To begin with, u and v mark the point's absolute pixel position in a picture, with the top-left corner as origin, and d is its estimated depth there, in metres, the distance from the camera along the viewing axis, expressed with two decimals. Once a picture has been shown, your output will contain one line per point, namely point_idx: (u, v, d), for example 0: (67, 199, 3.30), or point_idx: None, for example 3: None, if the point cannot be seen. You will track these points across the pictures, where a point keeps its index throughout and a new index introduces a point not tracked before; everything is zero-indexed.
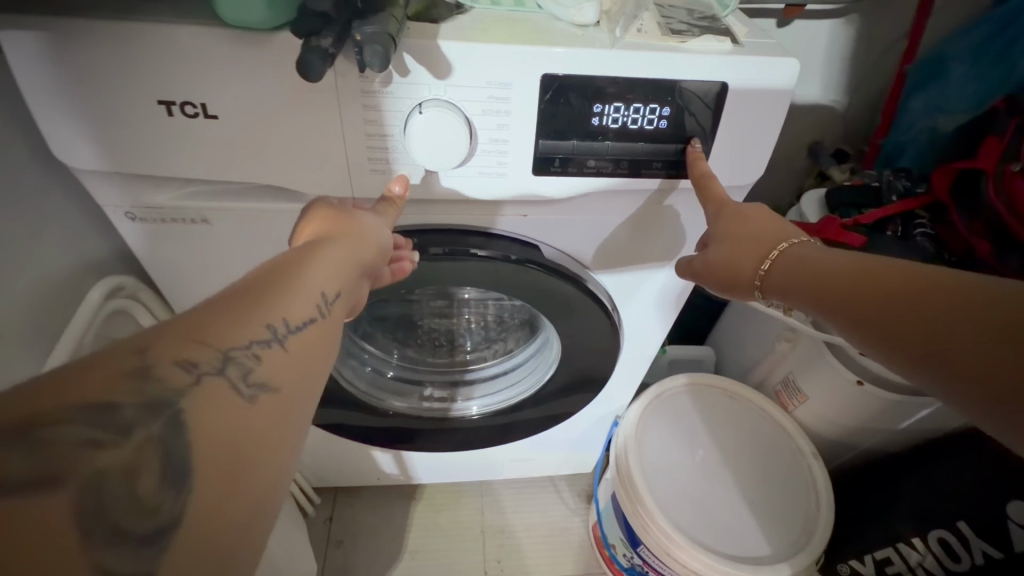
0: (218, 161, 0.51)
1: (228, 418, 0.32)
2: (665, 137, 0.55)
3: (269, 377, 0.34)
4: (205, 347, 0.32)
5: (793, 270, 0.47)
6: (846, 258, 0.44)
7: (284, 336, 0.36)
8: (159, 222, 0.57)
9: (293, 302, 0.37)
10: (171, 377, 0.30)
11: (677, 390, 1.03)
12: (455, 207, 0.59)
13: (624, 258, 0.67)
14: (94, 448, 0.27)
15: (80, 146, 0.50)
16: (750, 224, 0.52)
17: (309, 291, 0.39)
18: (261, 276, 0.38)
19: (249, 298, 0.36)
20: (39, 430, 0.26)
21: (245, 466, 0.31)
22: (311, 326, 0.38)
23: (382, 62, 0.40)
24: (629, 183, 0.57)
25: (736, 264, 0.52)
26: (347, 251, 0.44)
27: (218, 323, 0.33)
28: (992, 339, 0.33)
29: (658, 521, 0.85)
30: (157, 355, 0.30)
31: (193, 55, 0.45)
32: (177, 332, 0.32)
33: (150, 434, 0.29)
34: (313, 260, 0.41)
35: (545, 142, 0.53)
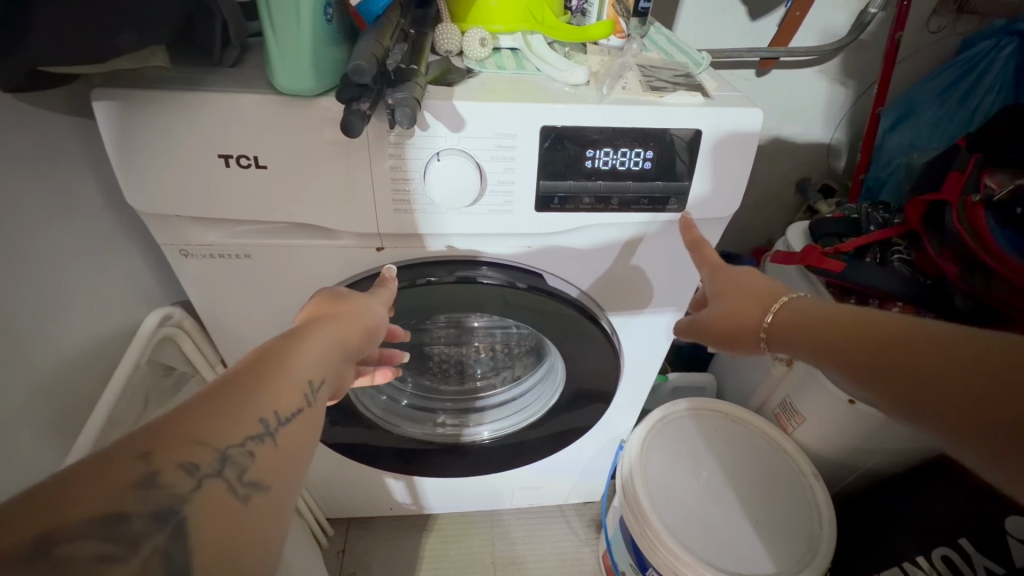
0: (263, 206, 0.59)
1: (225, 519, 0.36)
2: (650, 176, 0.62)
3: (260, 474, 0.39)
4: (204, 447, 0.37)
5: (792, 321, 0.49)
6: (837, 310, 0.46)
7: (274, 428, 0.41)
8: (206, 258, 0.65)
9: (283, 395, 0.43)
10: (175, 482, 0.34)
11: (678, 414, 1.07)
12: (468, 242, 0.67)
13: (623, 285, 0.73)
14: (105, 564, 0.30)
15: (142, 196, 0.58)
16: (745, 282, 0.55)
17: (296, 382, 0.44)
18: (252, 367, 0.43)
19: (242, 391, 0.41)
20: (56, 550, 0.29)
21: (242, 561, 0.35)
22: (298, 415, 0.43)
23: (410, 120, 0.48)
24: (620, 216, 0.65)
25: (738, 316, 0.54)
26: (333, 339, 0.50)
27: (215, 418, 0.38)
28: (988, 391, 0.34)
29: (665, 540, 0.88)
30: (159, 463, 0.34)
31: (248, 120, 0.54)
32: (174, 433, 0.36)
33: (156, 546, 0.32)
34: (301, 350, 0.46)
35: (545, 183, 0.61)
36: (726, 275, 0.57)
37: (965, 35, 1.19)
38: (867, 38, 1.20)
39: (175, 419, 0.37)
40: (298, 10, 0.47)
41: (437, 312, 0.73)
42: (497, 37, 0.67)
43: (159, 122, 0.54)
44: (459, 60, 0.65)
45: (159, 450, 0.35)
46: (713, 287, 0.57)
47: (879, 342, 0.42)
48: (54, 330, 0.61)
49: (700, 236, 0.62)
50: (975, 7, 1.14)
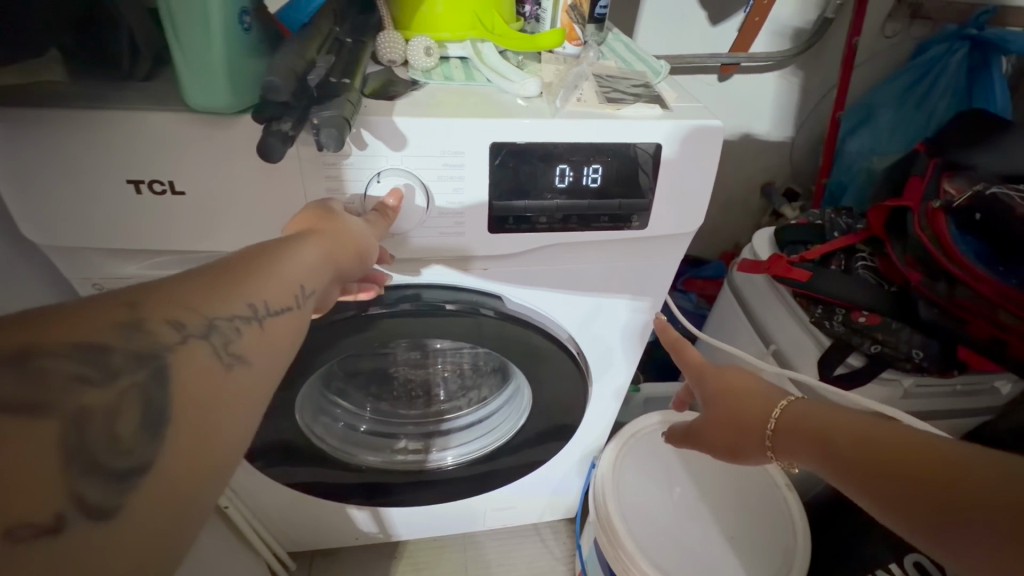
0: (185, 233, 0.53)
1: (207, 380, 0.34)
2: (610, 193, 0.59)
3: (246, 350, 0.36)
4: (193, 313, 0.34)
5: (797, 429, 0.51)
6: (850, 421, 0.49)
7: (262, 316, 0.38)
8: (124, 291, 0.58)
9: (274, 287, 0.39)
10: (159, 332, 0.32)
11: (652, 428, 1.04)
12: (419, 266, 0.62)
13: (586, 304, 0.70)
14: (83, 385, 0.29)
15: (41, 224, 0.51)
16: (735, 384, 0.59)
17: (287, 278, 0.41)
18: (238, 260, 0.40)
19: (231, 275, 0.38)
20: (39, 362, 0.28)
21: (211, 427, 0.33)
22: (285, 313, 0.40)
23: (338, 143, 0.43)
24: (581, 234, 0.61)
25: (739, 420, 0.57)
26: (327, 251, 0.45)
27: (203, 291, 0.36)
28: (995, 515, 0.36)
29: (639, 563, 0.84)
30: (147, 312, 0.32)
31: (160, 138, 0.48)
32: (164, 297, 0.34)
33: (135, 382, 0.30)
34: (290, 248, 0.42)
35: (498, 203, 0.57)
36: (721, 379, 0.60)
37: (919, 39, 1.21)
38: (825, 43, 1.20)
39: (167, 285, 0.35)
40: (206, 23, 0.42)
41: (389, 341, 0.68)
42: (444, 45, 0.63)
43: (55, 142, 0.47)
44: (404, 70, 0.60)
45: (150, 302, 0.33)
46: (709, 390, 0.61)
47: (895, 460, 0.43)
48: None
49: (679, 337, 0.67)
50: (928, 12, 1.15)
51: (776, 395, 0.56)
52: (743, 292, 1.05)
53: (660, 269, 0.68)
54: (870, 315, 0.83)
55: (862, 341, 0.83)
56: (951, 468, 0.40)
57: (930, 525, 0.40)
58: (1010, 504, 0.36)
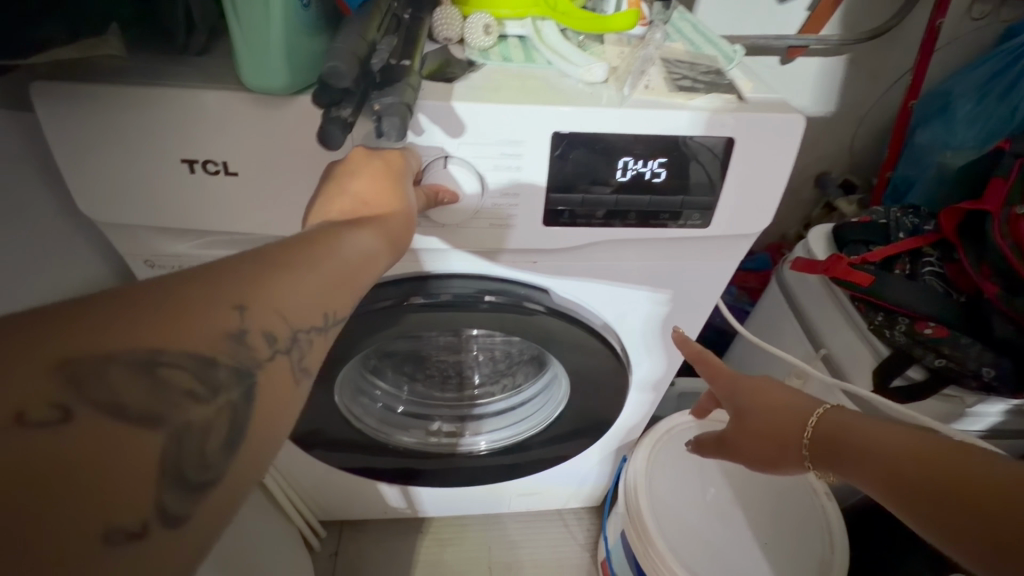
0: (237, 213, 0.52)
1: (280, 394, 0.34)
2: (672, 188, 0.56)
3: (313, 363, 0.37)
4: (282, 321, 0.34)
5: (836, 441, 0.48)
6: (890, 428, 0.46)
7: (333, 324, 0.38)
8: (173, 269, 0.58)
9: (352, 293, 0.39)
10: (255, 346, 0.32)
11: (687, 425, 1.02)
12: (464, 255, 0.60)
13: (634, 302, 0.67)
14: (191, 399, 0.29)
15: (101, 199, 0.51)
16: (765, 394, 0.55)
17: (361, 278, 0.39)
18: (320, 244, 0.38)
19: (317, 271, 0.36)
20: (156, 373, 0.28)
21: (274, 445, 0.34)
22: (345, 322, 0.40)
23: (399, 132, 0.41)
24: (639, 231, 0.58)
25: (774, 432, 0.53)
26: (393, 241, 0.43)
27: (293, 292, 0.35)
28: None
29: (669, 563, 0.84)
30: (249, 322, 0.32)
31: (218, 117, 0.47)
32: (258, 297, 0.33)
33: (230, 400, 0.31)
34: (361, 235, 0.40)
35: (554, 195, 0.54)
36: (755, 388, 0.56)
37: (1009, 23, 1.10)
38: (904, 25, 1.10)
39: (263, 279, 0.34)
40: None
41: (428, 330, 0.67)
42: (502, 23, 0.59)
43: (115, 118, 0.47)
44: (460, 49, 0.58)
45: (251, 304, 0.32)
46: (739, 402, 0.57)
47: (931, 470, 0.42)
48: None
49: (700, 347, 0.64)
50: None
51: (811, 405, 0.53)
52: (793, 292, 1.01)
53: (716, 270, 0.65)
54: (936, 327, 0.77)
55: (925, 354, 0.78)
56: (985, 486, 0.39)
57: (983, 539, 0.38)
58: None
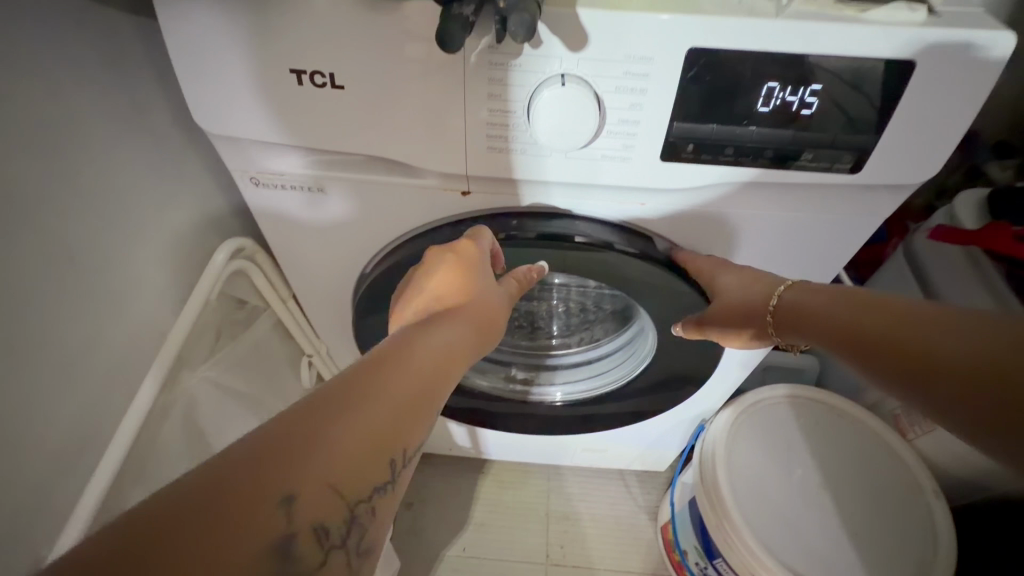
0: (340, 131, 0.51)
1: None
2: (820, 124, 0.48)
3: (374, 536, 0.35)
4: (338, 497, 0.32)
5: (800, 310, 0.49)
6: (849, 295, 0.46)
7: (398, 470, 0.37)
8: (277, 189, 0.58)
9: (414, 430, 0.38)
10: (305, 546, 0.31)
11: (775, 400, 0.95)
12: (567, 190, 0.55)
13: (745, 259, 0.61)
14: None
15: (214, 112, 0.51)
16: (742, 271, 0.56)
17: (432, 392, 0.40)
18: (388, 368, 0.39)
19: (385, 412, 0.36)
20: None
21: None
22: (408, 463, 0.38)
23: (526, 32, 0.37)
24: (772, 173, 0.51)
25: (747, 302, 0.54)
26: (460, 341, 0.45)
27: (359, 449, 0.34)
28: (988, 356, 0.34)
29: (745, 537, 0.80)
30: (301, 515, 0.30)
31: (329, 22, 0.44)
32: (321, 468, 0.32)
33: None
34: (419, 344, 0.42)
35: (680, 125, 0.48)
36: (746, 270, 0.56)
37: None
38: None
39: (325, 437, 0.33)
40: None
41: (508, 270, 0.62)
42: None
43: (230, 24, 0.45)
44: None
45: (309, 485, 0.31)
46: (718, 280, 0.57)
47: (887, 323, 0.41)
48: (137, 258, 0.57)
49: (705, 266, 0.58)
50: None
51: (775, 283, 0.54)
52: (924, 265, 0.88)
53: (847, 226, 0.57)
54: None
55: None
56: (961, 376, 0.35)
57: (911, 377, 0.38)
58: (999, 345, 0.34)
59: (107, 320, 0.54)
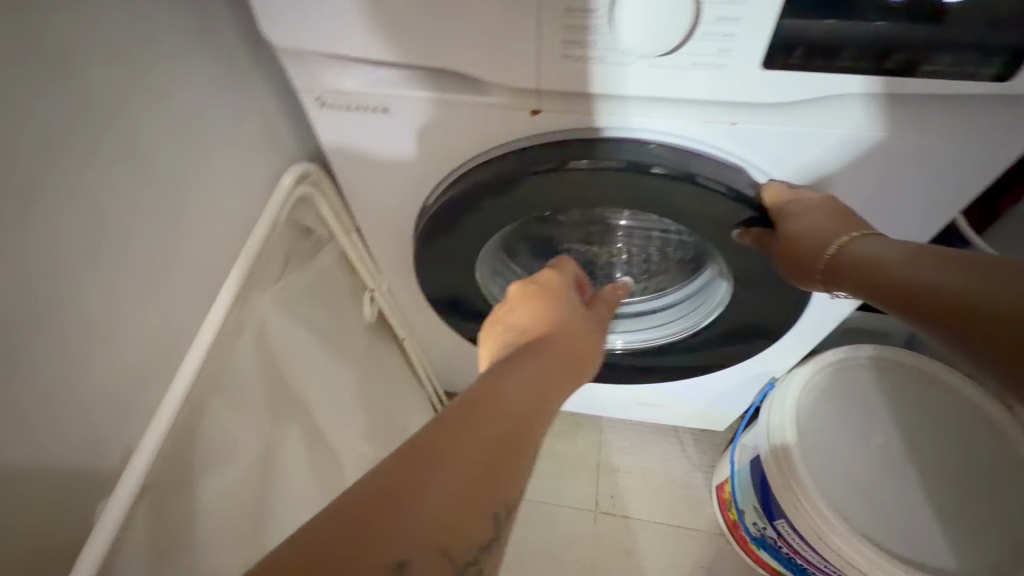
0: (405, 42, 0.48)
1: None
2: (965, 16, 0.40)
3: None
4: (443, 559, 0.32)
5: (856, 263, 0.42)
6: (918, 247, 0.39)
7: (502, 527, 0.36)
8: (342, 109, 0.57)
9: (514, 481, 0.37)
10: None
11: (857, 363, 0.87)
12: (649, 107, 0.50)
13: (848, 189, 0.54)
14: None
15: (275, 25, 0.49)
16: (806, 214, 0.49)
17: (529, 434, 0.40)
18: (482, 411, 0.38)
19: (483, 461, 0.35)
20: None
21: None
22: (513, 515, 0.38)
23: None
24: (894, 82, 0.44)
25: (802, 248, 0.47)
26: (553, 377, 0.45)
27: (454, 508, 0.33)
28: None
29: (814, 501, 0.75)
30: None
31: None
32: (422, 525, 0.31)
33: None
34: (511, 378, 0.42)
35: (790, 22, 0.41)
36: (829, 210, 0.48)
37: None
38: None
39: (419, 498, 0.32)
40: None
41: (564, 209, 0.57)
42: None
43: None
44: None
45: (413, 552, 0.30)
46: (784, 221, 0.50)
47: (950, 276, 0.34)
48: (211, 182, 0.58)
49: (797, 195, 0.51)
50: None
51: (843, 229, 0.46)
52: None
53: (977, 150, 0.49)
54: None
55: None
56: (971, 292, 0.32)
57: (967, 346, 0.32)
58: None
59: (188, 240, 0.56)
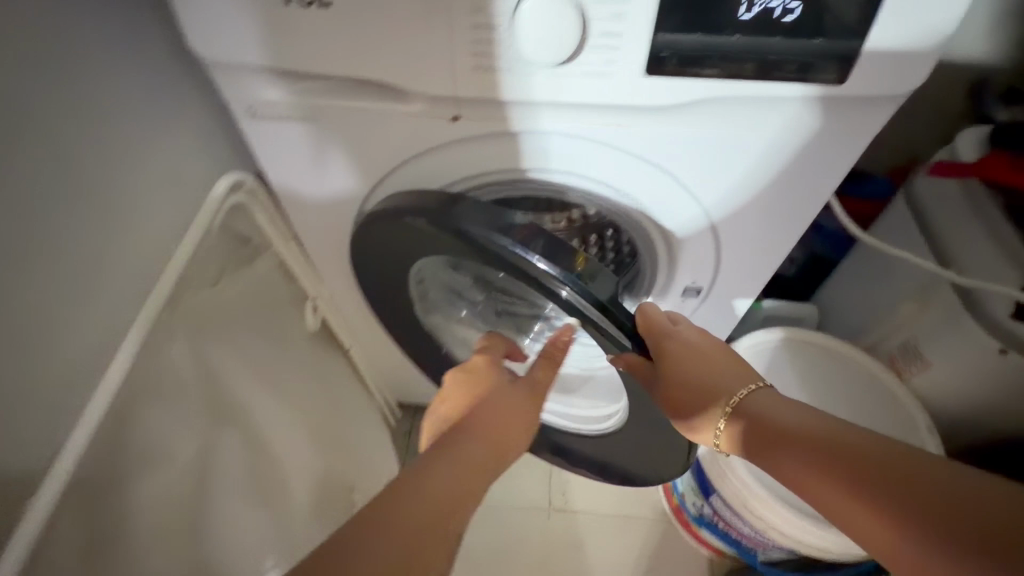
0: (328, 54, 0.52)
1: None
2: (804, 30, 0.48)
3: None
4: None
5: (766, 414, 0.50)
6: (810, 421, 0.48)
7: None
8: (273, 119, 0.59)
9: (438, 550, 0.42)
10: None
11: (771, 345, 0.96)
12: (557, 111, 0.56)
13: (737, 183, 0.61)
14: None
15: (204, 39, 0.52)
16: (704, 342, 0.56)
17: (458, 508, 0.45)
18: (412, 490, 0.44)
19: (407, 538, 0.40)
20: None
21: None
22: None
23: None
24: (755, 85, 0.51)
25: (714, 377, 0.54)
26: (487, 448, 0.50)
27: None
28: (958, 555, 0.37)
29: (739, 471, 0.82)
30: None
31: None
32: None
33: None
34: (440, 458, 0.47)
35: (663, 36, 0.48)
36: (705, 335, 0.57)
37: None
38: None
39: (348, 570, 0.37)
40: None
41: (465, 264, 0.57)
42: None
43: None
44: None
45: None
46: (685, 339, 0.55)
47: (854, 461, 0.44)
48: (141, 190, 0.59)
49: (670, 324, 0.57)
50: None
51: (738, 377, 0.54)
52: (921, 201, 0.87)
53: (831, 144, 0.57)
54: None
55: None
56: (892, 461, 0.42)
57: (896, 497, 0.40)
58: (956, 504, 0.38)
59: (121, 246, 0.57)
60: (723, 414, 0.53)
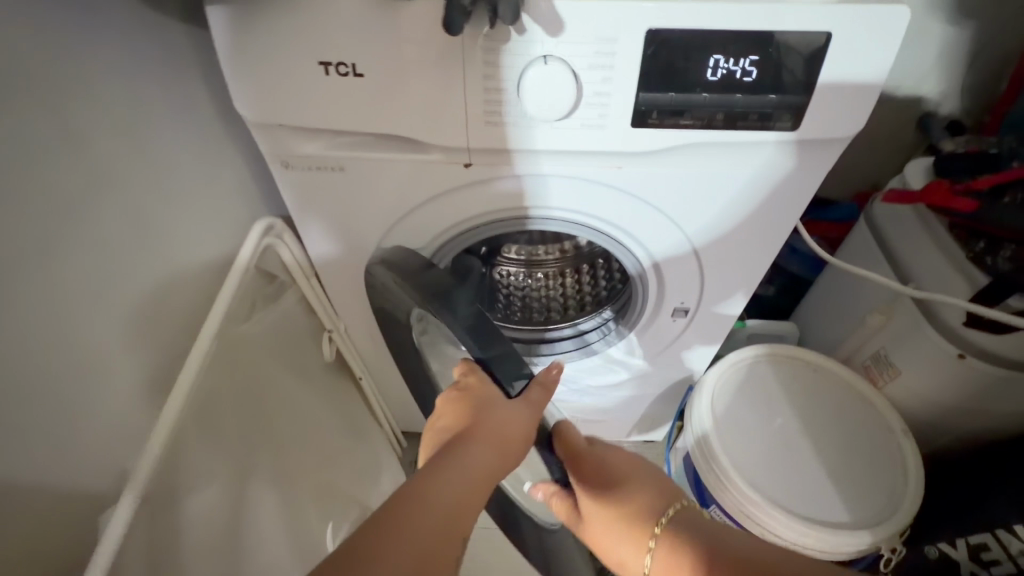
0: (359, 115, 0.60)
1: None
2: (762, 88, 0.57)
3: None
4: None
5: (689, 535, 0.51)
6: (734, 544, 0.49)
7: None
8: (305, 169, 0.67)
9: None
10: None
11: (757, 360, 1.03)
12: (556, 158, 0.64)
13: (714, 213, 0.70)
14: None
15: (249, 104, 0.60)
16: (625, 462, 0.61)
17: (453, 530, 0.44)
18: (408, 514, 0.43)
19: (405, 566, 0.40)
20: None
21: None
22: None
23: (512, 15, 0.50)
24: (725, 133, 0.60)
25: (638, 492, 0.57)
26: (482, 464, 0.50)
27: None
28: None
29: (734, 479, 0.87)
30: None
31: (347, 24, 0.54)
32: None
33: None
34: (434, 479, 0.46)
35: (645, 95, 0.57)
36: (627, 458, 0.62)
37: None
38: None
39: None
40: None
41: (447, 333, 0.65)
42: None
43: (266, 28, 0.55)
44: None
45: None
46: (607, 452, 0.62)
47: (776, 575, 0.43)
48: (188, 235, 0.66)
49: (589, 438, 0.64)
50: None
51: (660, 499, 0.57)
52: (882, 227, 0.98)
53: (793, 178, 0.66)
54: None
55: None
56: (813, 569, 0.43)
57: None
58: None
59: (170, 286, 0.63)
60: (652, 533, 0.53)
